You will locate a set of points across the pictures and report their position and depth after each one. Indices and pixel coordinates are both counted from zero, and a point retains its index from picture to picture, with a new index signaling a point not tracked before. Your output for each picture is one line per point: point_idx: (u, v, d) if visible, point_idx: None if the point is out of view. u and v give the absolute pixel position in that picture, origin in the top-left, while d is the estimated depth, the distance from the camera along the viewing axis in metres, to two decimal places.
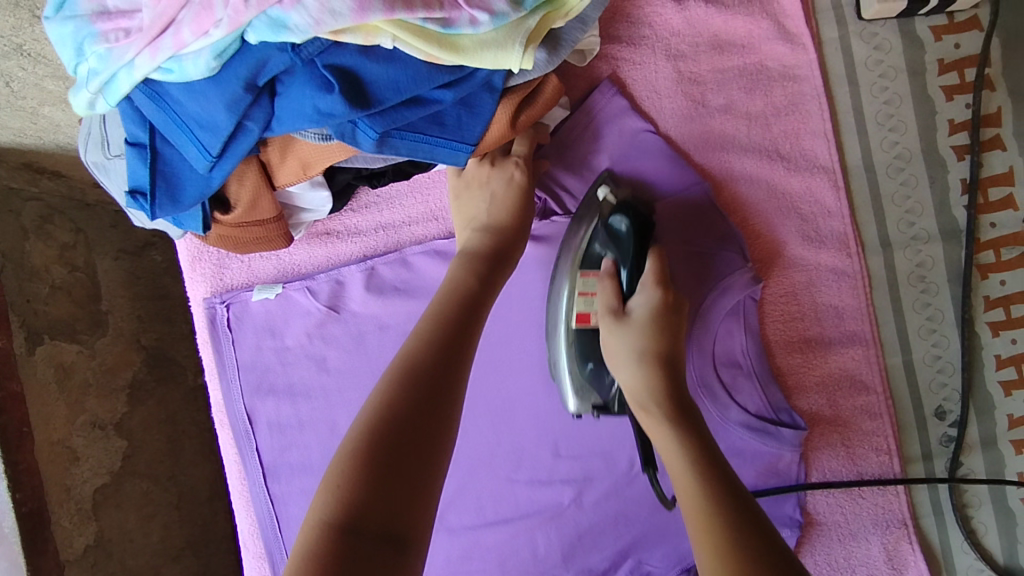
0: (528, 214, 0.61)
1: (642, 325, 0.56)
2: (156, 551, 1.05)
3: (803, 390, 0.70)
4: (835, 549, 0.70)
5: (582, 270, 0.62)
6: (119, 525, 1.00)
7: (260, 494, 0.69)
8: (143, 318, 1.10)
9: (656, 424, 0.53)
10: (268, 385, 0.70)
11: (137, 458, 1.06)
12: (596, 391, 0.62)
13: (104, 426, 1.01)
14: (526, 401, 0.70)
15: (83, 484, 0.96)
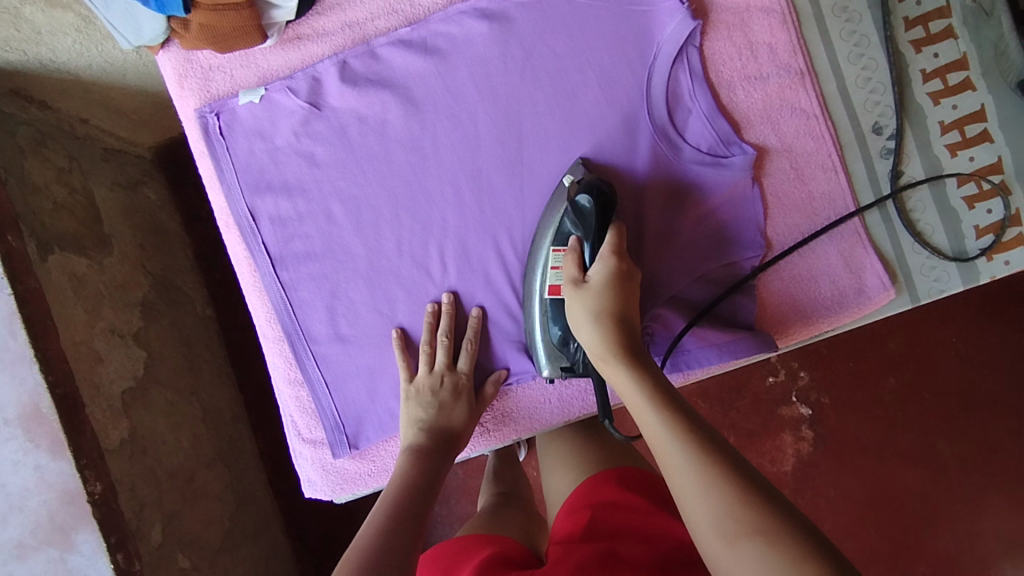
0: (469, 421, 0.75)
1: (596, 291, 0.64)
2: (188, 456, 1.16)
3: (751, 121, 0.77)
4: (797, 263, 0.77)
5: (555, 246, 0.70)
6: (151, 425, 1.09)
7: (271, 282, 0.76)
8: (146, 248, 1.25)
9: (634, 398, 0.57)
10: (266, 183, 0.76)
11: (157, 368, 1.17)
12: (563, 355, 0.73)
13: (123, 334, 1.10)
14: (499, 170, 0.77)
15: (112, 383, 1.01)
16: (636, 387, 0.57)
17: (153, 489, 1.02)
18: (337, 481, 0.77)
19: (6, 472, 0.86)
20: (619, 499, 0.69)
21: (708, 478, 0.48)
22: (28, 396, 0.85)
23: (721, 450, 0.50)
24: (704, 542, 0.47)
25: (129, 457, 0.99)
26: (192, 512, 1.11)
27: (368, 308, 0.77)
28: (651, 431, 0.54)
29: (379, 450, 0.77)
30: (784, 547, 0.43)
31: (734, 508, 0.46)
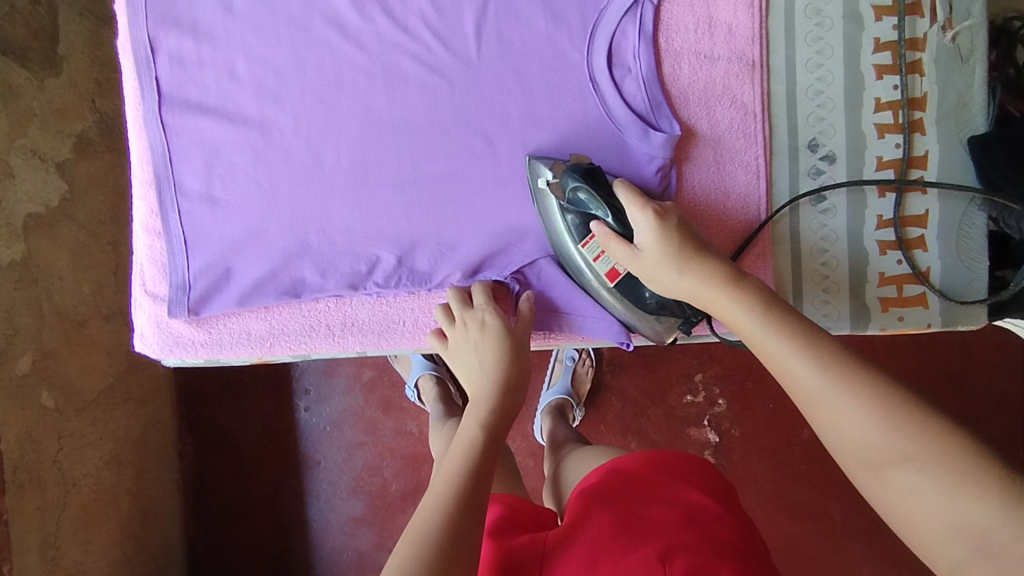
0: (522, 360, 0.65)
1: (654, 257, 0.62)
2: (87, 302, 1.16)
3: (685, 99, 0.73)
4: None
5: (584, 243, 0.68)
6: (50, 259, 1.08)
7: (153, 123, 0.73)
8: (100, 84, 1.19)
9: (772, 350, 0.52)
10: (174, 19, 0.72)
11: (75, 206, 1.14)
12: (674, 313, 0.70)
13: (45, 159, 1.07)
14: (419, 76, 0.73)
15: (17, 204, 1.01)
16: (744, 311, 0.56)
17: (33, 317, 1.03)
18: (167, 342, 0.75)
19: None
20: (617, 464, 0.68)
21: (890, 467, 0.44)
22: None
23: (854, 359, 0.48)
24: (848, 465, 0.46)
25: (15, 281, 1.01)
26: (72, 356, 1.11)
27: (247, 176, 0.74)
28: (804, 395, 0.49)
29: (220, 322, 0.75)
30: (934, 458, 0.42)
31: (868, 422, 0.45)
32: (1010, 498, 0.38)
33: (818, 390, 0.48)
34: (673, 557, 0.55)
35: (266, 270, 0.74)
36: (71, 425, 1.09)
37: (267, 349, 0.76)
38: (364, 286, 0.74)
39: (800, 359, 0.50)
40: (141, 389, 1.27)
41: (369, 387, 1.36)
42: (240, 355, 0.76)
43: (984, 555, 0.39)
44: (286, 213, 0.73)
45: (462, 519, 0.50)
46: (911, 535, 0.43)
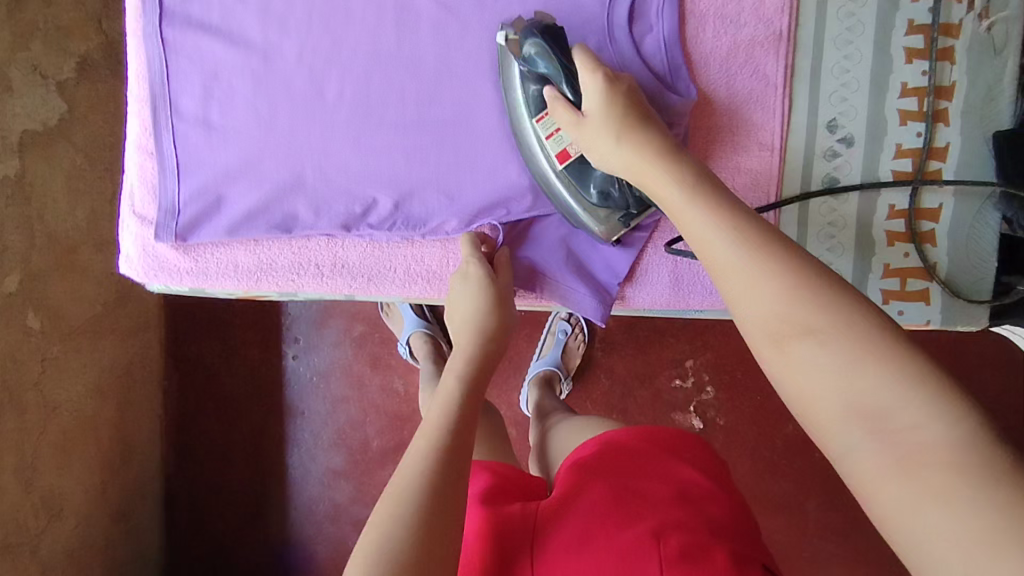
0: (505, 313, 0.65)
1: (597, 122, 0.57)
2: (79, 228, 1.14)
3: (706, 65, 0.70)
4: None
5: (538, 115, 0.65)
6: (46, 180, 1.06)
7: (153, 37, 0.70)
8: (110, 6, 1.16)
9: (689, 214, 0.47)
10: None
11: (72, 128, 1.11)
12: (615, 207, 0.66)
13: (46, 76, 1.05)
14: (432, 16, 0.70)
15: (13, 119, 0.99)
16: (672, 182, 0.50)
17: (22, 237, 1.02)
18: (153, 267, 0.73)
19: None
20: (610, 437, 0.66)
21: (791, 340, 0.39)
22: None
23: (773, 233, 0.43)
24: (751, 338, 0.42)
25: (7, 197, 0.99)
26: (61, 280, 1.10)
27: (246, 103, 0.71)
28: (717, 264, 0.44)
29: (208, 252, 0.73)
30: (843, 335, 0.37)
31: (782, 295, 0.40)
32: (920, 384, 0.35)
33: (736, 258, 0.43)
34: (667, 532, 0.54)
35: (258, 202, 0.71)
36: (55, 349, 1.08)
37: (254, 283, 0.74)
38: (357, 228, 0.72)
39: (715, 225, 0.45)
40: (129, 321, 1.26)
41: (359, 342, 1.35)
42: (226, 288, 0.74)
43: (881, 442, 0.35)
44: (283, 144, 0.71)
45: (450, 473, 0.50)
46: (804, 417, 0.39)
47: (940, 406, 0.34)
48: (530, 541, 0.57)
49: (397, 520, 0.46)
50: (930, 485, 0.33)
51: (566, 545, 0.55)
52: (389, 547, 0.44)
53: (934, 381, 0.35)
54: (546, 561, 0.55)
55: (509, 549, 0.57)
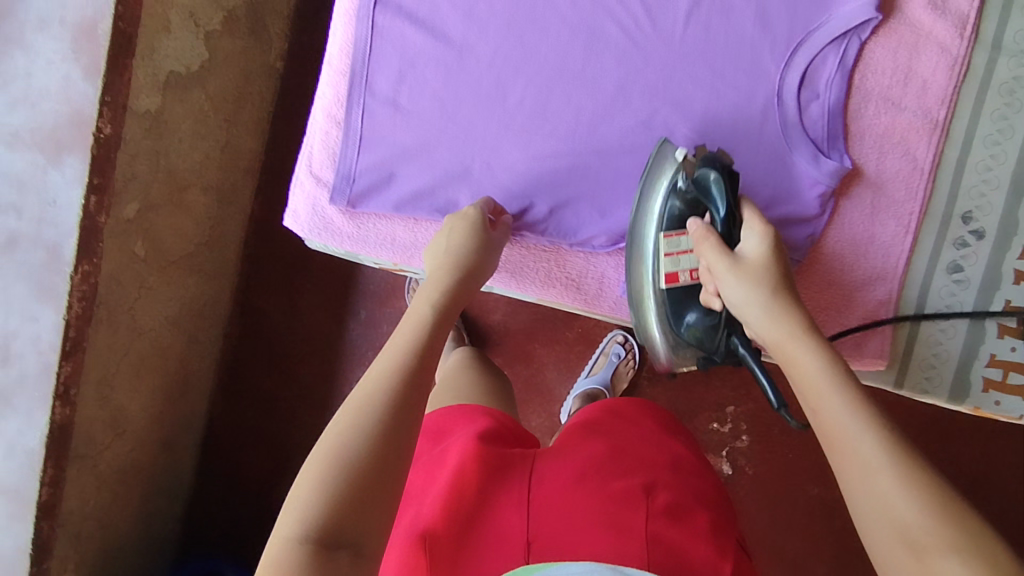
0: (485, 257, 0.70)
1: (755, 270, 0.60)
2: (197, 167, 1.38)
3: (861, 138, 0.75)
4: (822, 289, 0.77)
5: (669, 232, 0.70)
6: (174, 120, 1.26)
7: (365, 17, 0.76)
8: None
9: (829, 400, 0.50)
10: None
11: (206, 77, 1.32)
12: (701, 342, 0.69)
13: (198, 24, 1.25)
14: (613, 47, 0.76)
15: (166, 57, 1.18)
16: (812, 354, 0.54)
17: (147, 168, 1.21)
18: (317, 226, 0.79)
19: (39, 65, 1.02)
20: (611, 405, 0.72)
21: (926, 551, 0.42)
22: (91, 11, 1.01)
23: (910, 443, 0.47)
24: (872, 535, 0.45)
25: (145, 129, 1.18)
26: (174, 207, 1.33)
27: (431, 93, 0.77)
28: (850, 456, 0.47)
29: (370, 221, 0.79)
30: (981, 558, 0.40)
31: (909, 494, 0.44)
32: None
33: (874, 455, 0.46)
34: (657, 490, 0.61)
35: (426, 184, 0.77)
36: (152, 268, 1.31)
37: (406, 258, 0.80)
38: (512, 225, 0.78)
39: (854, 415, 0.49)
40: (214, 251, 1.53)
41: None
42: (379, 257, 0.80)
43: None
44: (459, 134, 0.77)
45: (410, 377, 0.54)
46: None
47: None
48: (529, 471, 0.62)
49: (362, 413, 0.50)
50: None
51: (563, 481, 0.61)
52: (358, 434, 0.49)
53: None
54: (543, 493, 0.60)
55: (507, 476, 0.61)
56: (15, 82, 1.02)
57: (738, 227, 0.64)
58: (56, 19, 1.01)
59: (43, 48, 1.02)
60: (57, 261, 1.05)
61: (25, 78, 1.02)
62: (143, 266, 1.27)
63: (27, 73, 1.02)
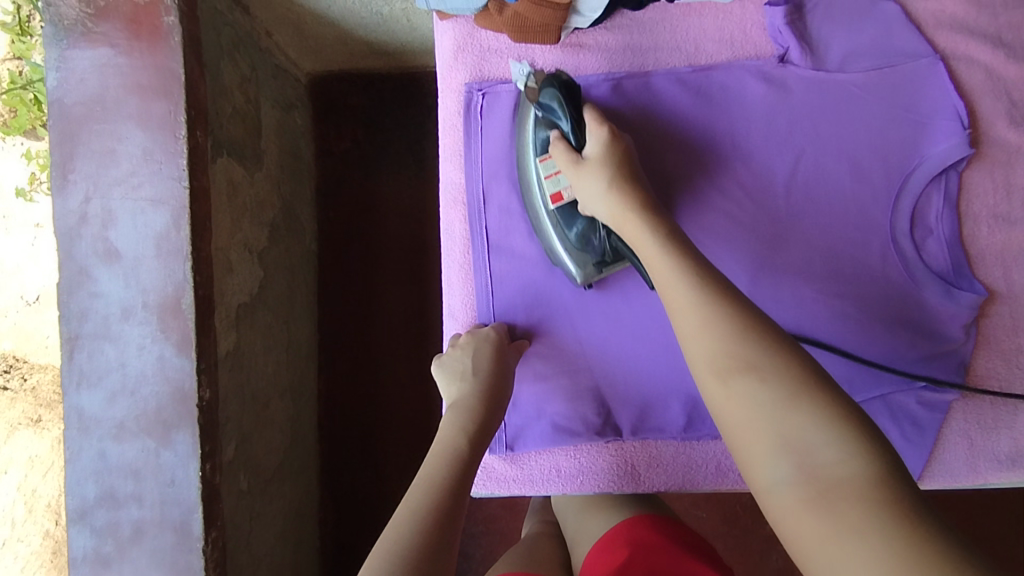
0: (502, 382, 0.73)
1: (595, 165, 0.67)
2: (270, 381, 1.37)
3: (984, 260, 0.76)
4: (986, 410, 0.76)
5: (541, 156, 0.72)
6: (250, 343, 1.27)
7: (481, 269, 0.78)
8: (284, 172, 1.45)
9: (667, 271, 0.59)
10: (505, 174, 0.77)
11: (264, 292, 1.33)
12: (591, 253, 0.72)
13: (251, 249, 1.27)
14: (723, 232, 0.77)
15: (235, 293, 1.20)
16: (651, 237, 0.61)
17: (237, 404, 1.20)
18: (480, 476, 0.79)
19: (131, 353, 1.02)
20: (634, 538, 0.71)
21: (737, 378, 0.50)
22: (173, 287, 1.02)
23: (732, 295, 0.55)
24: (704, 381, 0.53)
25: (230, 369, 1.18)
26: (263, 426, 1.33)
27: (558, 322, 0.77)
28: (687, 311, 0.56)
29: (532, 459, 0.78)
30: (775, 381, 0.49)
31: (728, 344, 0.52)
32: (839, 427, 0.45)
33: (703, 308, 0.54)
34: None
35: (576, 412, 0.77)
36: (257, 496, 1.28)
37: (576, 487, 0.79)
38: (670, 428, 0.77)
39: (687, 281, 0.57)
40: (298, 449, 1.51)
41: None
42: (549, 491, 0.79)
43: (783, 443, 0.46)
44: (597, 355, 0.77)
45: (439, 532, 0.57)
46: (725, 423, 0.51)
47: (856, 445, 0.44)
48: None
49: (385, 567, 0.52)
50: (849, 517, 0.42)
51: None
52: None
53: (866, 439, 0.45)
54: None
55: None
56: (111, 374, 1.02)
57: (580, 131, 0.70)
58: (139, 302, 1.02)
59: (133, 334, 1.02)
60: (187, 539, 1.03)
61: (120, 369, 1.02)
62: (249, 496, 1.25)
63: (120, 363, 1.02)
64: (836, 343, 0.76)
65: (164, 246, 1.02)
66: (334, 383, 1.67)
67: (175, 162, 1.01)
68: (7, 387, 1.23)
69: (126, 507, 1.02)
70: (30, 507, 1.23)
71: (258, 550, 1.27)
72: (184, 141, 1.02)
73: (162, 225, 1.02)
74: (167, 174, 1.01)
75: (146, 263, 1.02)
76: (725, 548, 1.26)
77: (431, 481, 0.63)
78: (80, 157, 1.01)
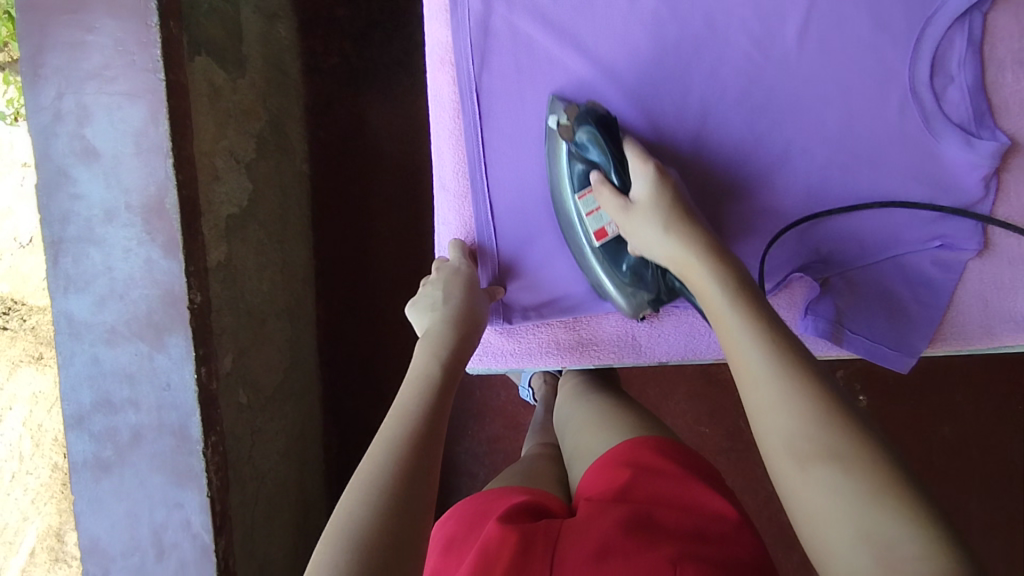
0: (473, 308, 0.70)
1: (646, 207, 0.63)
2: (265, 299, 1.34)
3: (1009, 109, 0.71)
4: (1005, 270, 0.73)
5: (579, 193, 0.69)
6: (242, 257, 1.23)
7: (472, 135, 0.73)
8: (269, 85, 1.39)
9: (736, 338, 0.52)
10: (494, 29, 0.72)
11: (254, 207, 1.29)
12: (647, 287, 0.69)
13: (237, 159, 1.22)
14: (728, 88, 0.72)
15: (223, 203, 1.16)
16: (717, 289, 0.56)
17: (232, 317, 1.18)
18: (476, 351, 0.77)
19: (117, 257, 0.99)
20: (637, 459, 0.69)
21: (811, 462, 0.44)
22: (156, 186, 0.98)
23: (800, 356, 0.50)
24: (771, 458, 0.47)
25: (222, 280, 1.15)
26: (260, 343, 1.31)
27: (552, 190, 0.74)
28: (750, 375, 0.50)
29: (528, 332, 0.77)
30: (808, 403, 0.46)
31: (803, 420, 0.46)
32: (927, 526, 0.40)
33: (769, 375, 0.49)
34: (684, 564, 0.55)
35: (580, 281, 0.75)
36: (258, 412, 1.27)
37: (573, 359, 0.77)
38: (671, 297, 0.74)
39: (760, 354, 0.50)
40: (298, 370, 1.50)
41: (508, 382, 1.39)
42: (546, 364, 0.78)
43: (870, 539, 0.40)
44: None
45: (421, 456, 0.53)
46: (789, 487, 0.45)
47: (940, 549, 0.39)
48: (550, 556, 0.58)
49: (372, 498, 0.49)
50: None
51: (583, 559, 0.57)
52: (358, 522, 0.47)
53: (945, 537, 0.39)
54: None
55: (524, 555, 0.58)
56: (98, 279, 1.00)
57: (626, 176, 0.66)
58: (122, 204, 0.98)
59: (118, 237, 0.99)
60: (187, 442, 1.02)
61: (107, 273, 0.99)
62: (249, 411, 1.23)
63: (107, 267, 0.99)
64: (847, 199, 0.73)
65: (143, 144, 0.97)
66: (334, 309, 1.65)
67: (150, 52, 0.96)
68: (6, 328, 1.21)
69: (123, 412, 1.01)
70: (37, 442, 1.19)
71: (262, 464, 1.26)
72: (157, 30, 0.96)
73: (140, 121, 0.97)
74: (140, 66, 0.96)
75: (126, 162, 0.98)
76: (730, 451, 1.25)
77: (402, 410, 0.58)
78: (49, 50, 0.96)
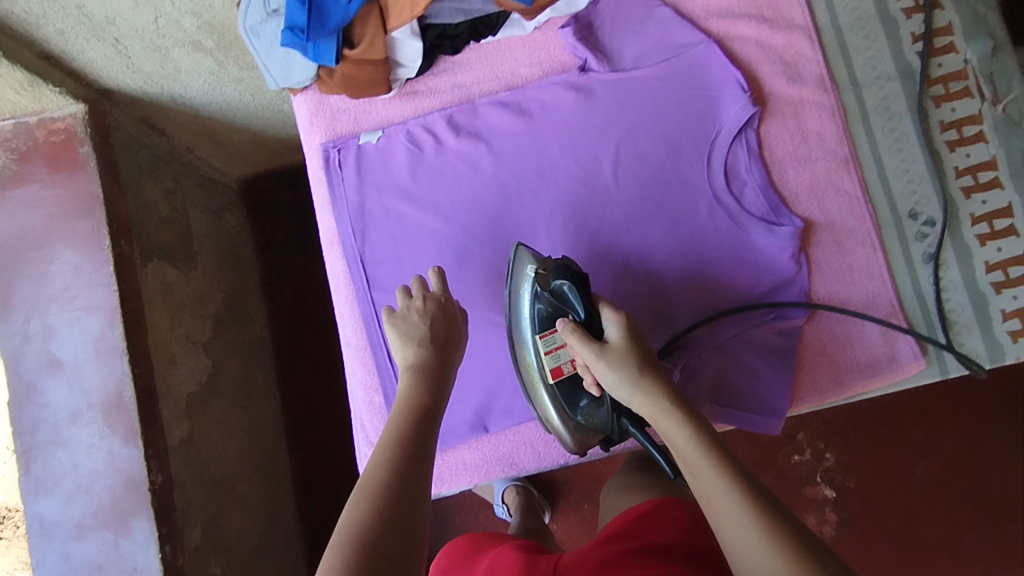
0: (449, 338, 0.75)
1: (619, 353, 0.70)
2: (232, 464, 1.41)
3: (798, 197, 0.86)
4: (835, 326, 0.84)
5: (545, 331, 0.78)
6: (205, 429, 1.33)
7: (364, 297, 0.87)
8: (222, 267, 1.56)
9: (713, 482, 0.59)
10: (369, 211, 0.88)
11: (214, 381, 1.41)
12: (599, 428, 0.79)
13: (194, 341, 1.35)
14: (567, 223, 0.87)
15: (181, 383, 1.27)
16: (688, 440, 0.63)
17: (199, 489, 1.25)
18: None
19: (82, 453, 1.09)
20: (642, 506, 0.73)
21: None
22: (114, 383, 1.10)
23: (770, 501, 0.57)
24: None
25: (185, 455, 1.23)
26: (231, 508, 1.36)
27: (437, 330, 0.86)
28: (727, 518, 0.57)
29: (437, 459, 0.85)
30: (785, 544, 0.52)
31: (782, 560, 0.52)
32: None
33: (745, 518, 0.55)
34: None
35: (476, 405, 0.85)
36: None
37: (483, 476, 0.85)
38: None
39: (737, 500, 0.57)
40: (275, 530, 1.53)
41: (482, 506, 1.42)
42: (460, 484, 0.85)
43: None
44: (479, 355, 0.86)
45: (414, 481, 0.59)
46: None
47: None
48: None
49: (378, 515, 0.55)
50: None
51: None
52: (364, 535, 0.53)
53: None
54: None
55: None
56: (65, 477, 1.08)
57: (596, 324, 0.73)
58: (84, 404, 1.09)
59: (83, 434, 1.09)
60: None
61: (73, 470, 1.08)
62: None
63: (72, 464, 1.08)
64: (688, 290, 0.85)
65: (101, 348, 1.10)
66: (308, 460, 1.71)
67: (104, 271, 1.11)
68: None
69: None
70: None
71: None
72: (109, 251, 1.11)
73: (97, 329, 1.10)
74: (98, 284, 1.10)
75: (85, 367, 1.10)
76: None
77: (397, 435, 0.64)
78: (16, 283, 1.10)
